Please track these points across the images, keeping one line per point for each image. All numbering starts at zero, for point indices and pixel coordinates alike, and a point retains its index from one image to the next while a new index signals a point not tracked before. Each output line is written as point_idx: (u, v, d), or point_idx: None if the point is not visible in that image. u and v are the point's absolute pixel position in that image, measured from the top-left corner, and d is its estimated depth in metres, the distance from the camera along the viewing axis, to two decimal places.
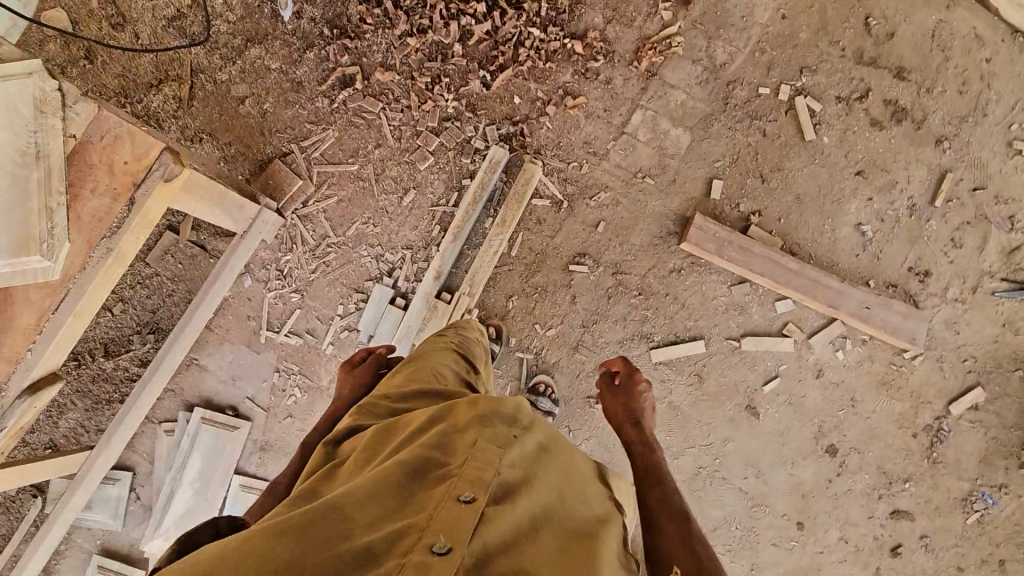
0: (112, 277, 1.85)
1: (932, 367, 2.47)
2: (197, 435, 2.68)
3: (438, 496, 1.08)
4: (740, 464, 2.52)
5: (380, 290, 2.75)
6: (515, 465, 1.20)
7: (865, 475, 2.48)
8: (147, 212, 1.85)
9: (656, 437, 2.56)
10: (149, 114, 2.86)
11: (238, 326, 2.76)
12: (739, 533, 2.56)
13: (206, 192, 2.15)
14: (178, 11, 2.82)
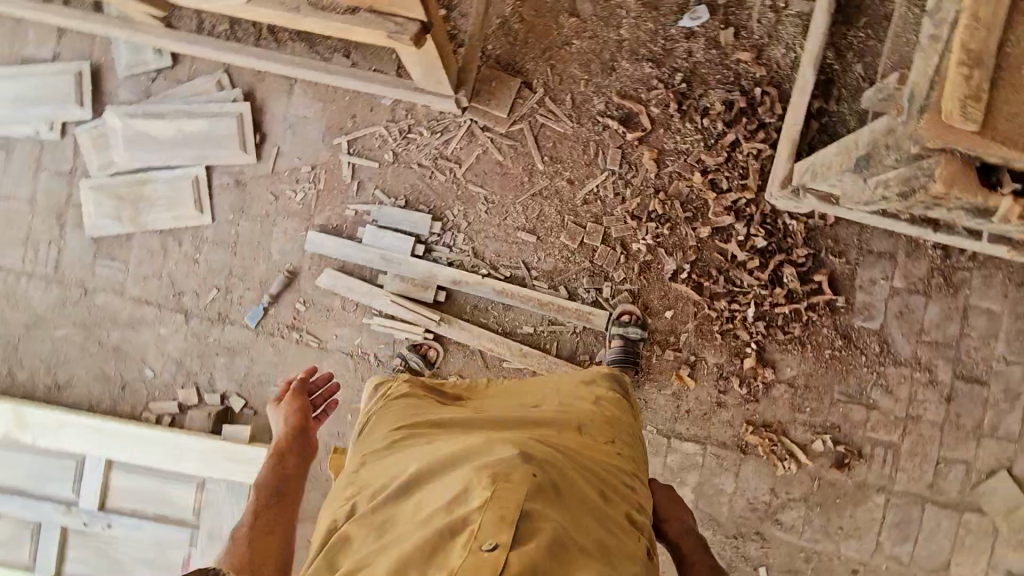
0: (286, 22, 1.70)
1: None
2: (224, 116, 2.62)
3: (462, 547, 0.94)
4: None
5: (424, 218, 2.58)
6: (533, 487, 1.05)
7: None
8: (365, 35, 1.69)
9: None
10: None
11: (340, 111, 2.63)
12: None
13: (426, 50, 1.98)
14: None
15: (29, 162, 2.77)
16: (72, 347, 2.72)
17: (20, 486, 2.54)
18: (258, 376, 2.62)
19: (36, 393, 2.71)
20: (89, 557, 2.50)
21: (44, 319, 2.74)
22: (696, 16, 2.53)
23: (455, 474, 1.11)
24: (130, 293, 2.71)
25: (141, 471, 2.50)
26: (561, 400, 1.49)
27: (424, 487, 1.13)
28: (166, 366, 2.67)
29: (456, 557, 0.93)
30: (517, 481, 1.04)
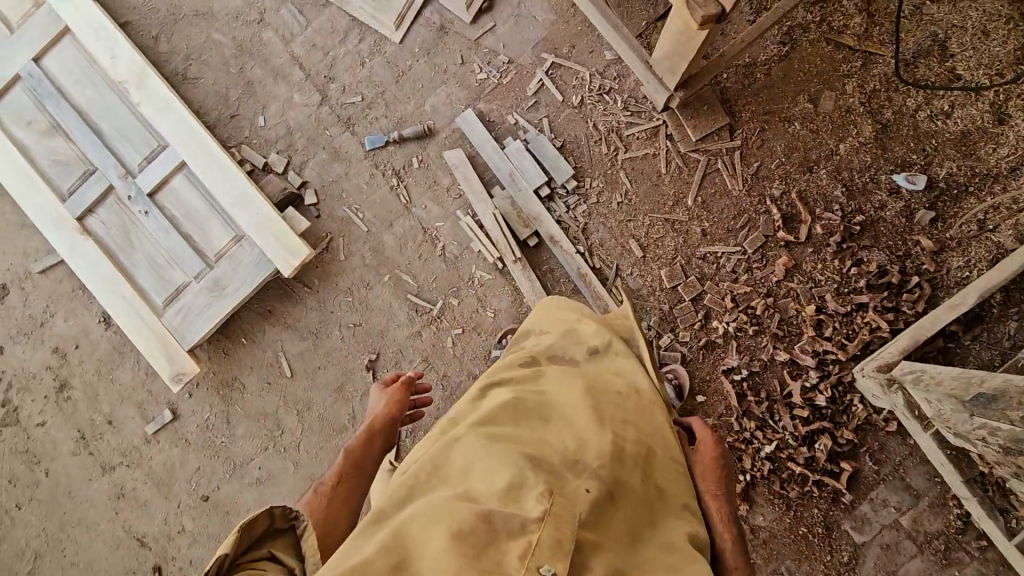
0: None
1: None
2: None
3: (519, 558, 1.05)
4: (266, 471, 2.63)
5: (567, 169, 2.59)
6: (587, 516, 1.19)
7: None
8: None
9: (318, 401, 2.63)
10: (826, 4, 2.57)
11: (568, 34, 2.63)
12: (207, 444, 2.65)
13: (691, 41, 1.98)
14: (929, 59, 2.51)
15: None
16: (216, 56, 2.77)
17: (95, 125, 2.54)
18: (341, 190, 2.66)
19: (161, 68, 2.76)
20: (110, 225, 2.54)
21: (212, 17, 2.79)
22: (908, 180, 2.51)
23: (520, 472, 1.20)
24: (292, 48, 2.74)
25: (201, 192, 2.53)
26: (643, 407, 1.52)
27: (482, 457, 1.24)
28: (275, 125, 2.70)
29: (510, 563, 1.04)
30: (576, 510, 1.16)
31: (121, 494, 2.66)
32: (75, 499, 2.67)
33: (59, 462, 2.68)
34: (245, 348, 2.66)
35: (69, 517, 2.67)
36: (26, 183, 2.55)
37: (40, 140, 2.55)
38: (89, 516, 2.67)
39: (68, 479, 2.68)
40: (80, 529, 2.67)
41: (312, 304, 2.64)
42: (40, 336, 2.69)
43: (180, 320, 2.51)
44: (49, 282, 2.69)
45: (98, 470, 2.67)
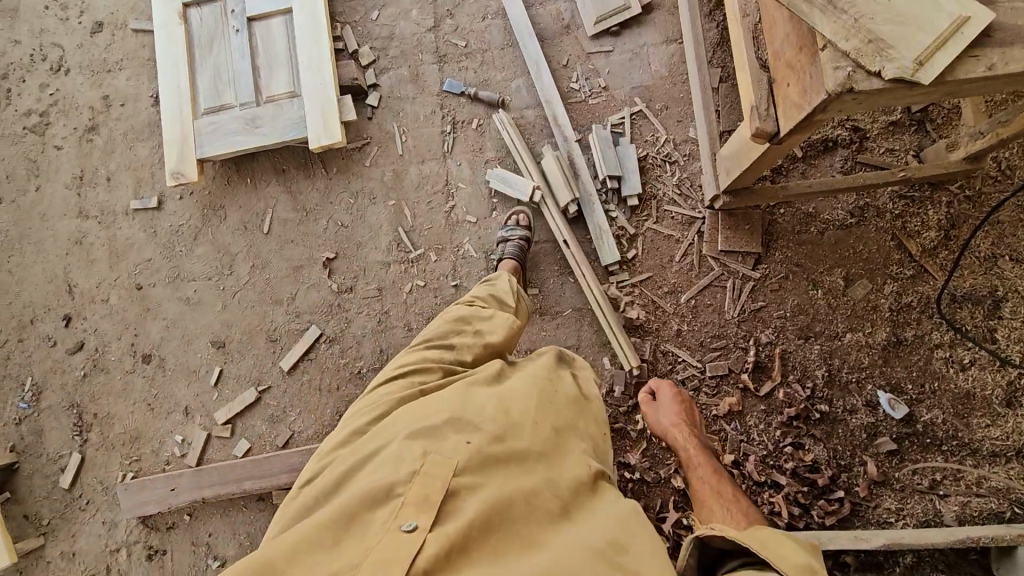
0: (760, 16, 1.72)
1: (98, 487, 2.72)
2: None
3: (385, 523, 1.20)
4: (197, 296, 2.78)
5: (594, 205, 2.59)
6: (461, 472, 1.32)
7: (108, 357, 2.80)
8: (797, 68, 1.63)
9: (273, 267, 2.75)
10: (913, 204, 2.49)
11: (669, 95, 2.65)
12: (167, 247, 2.82)
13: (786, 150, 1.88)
14: (977, 309, 2.39)
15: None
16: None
17: None
18: (400, 109, 2.77)
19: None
20: (204, 23, 2.74)
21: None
22: (890, 401, 2.40)
23: (393, 453, 1.36)
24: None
25: (289, 42, 2.70)
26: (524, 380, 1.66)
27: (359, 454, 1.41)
28: (382, 24, 2.83)
29: (375, 530, 1.20)
30: (444, 469, 1.31)
31: (79, 242, 2.86)
32: (45, 225, 2.89)
33: (52, 188, 2.91)
34: (245, 187, 2.81)
35: (32, 235, 2.90)
36: None
37: None
38: (47, 246, 2.88)
39: (50, 205, 2.90)
40: (34, 250, 2.89)
41: (319, 186, 2.77)
42: (101, 81, 2.93)
43: (207, 129, 2.68)
44: (136, 42, 2.93)
45: (75, 214, 2.88)
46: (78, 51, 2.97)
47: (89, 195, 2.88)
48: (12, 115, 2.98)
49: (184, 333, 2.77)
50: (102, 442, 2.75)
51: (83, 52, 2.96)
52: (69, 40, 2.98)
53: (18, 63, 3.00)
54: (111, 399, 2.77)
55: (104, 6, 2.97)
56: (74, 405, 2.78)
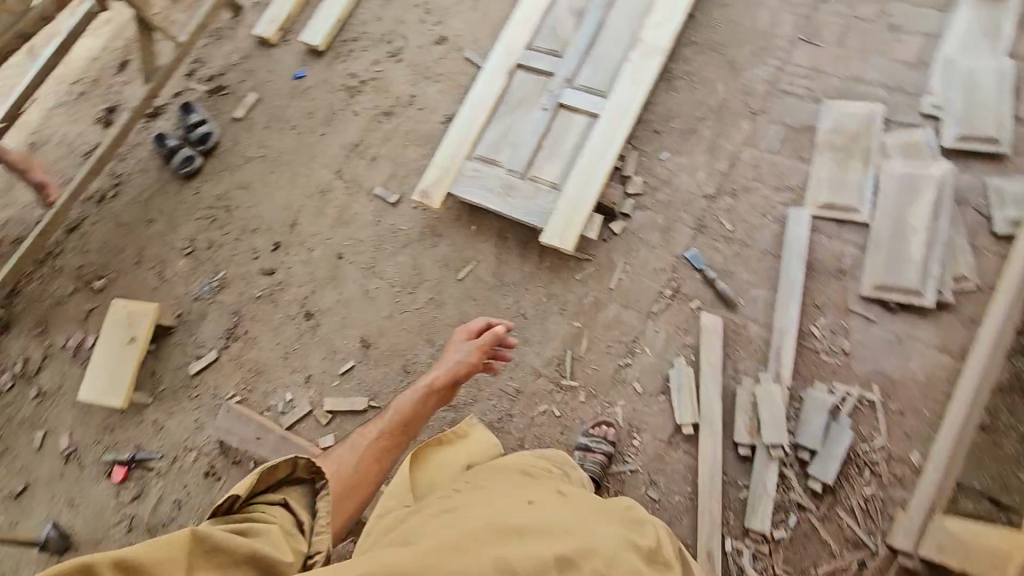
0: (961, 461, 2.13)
1: (210, 389, 3.02)
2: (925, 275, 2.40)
3: None
4: (375, 292, 2.98)
5: (763, 458, 2.35)
6: None
7: (284, 294, 3.12)
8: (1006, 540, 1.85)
9: (445, 311, 2.87)
10: None
11: (909, 402, 2.34)
12: (380, 240, 3.08)
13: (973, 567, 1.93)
14: None
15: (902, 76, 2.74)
16: (704, 90, 2.90)
17: (592, 41, 2.96)
18: (635, 249, 2.74)
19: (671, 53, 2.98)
20: (520, 89, 2.99)
21: (737, 68, 2.91)
22: None
23: (551, 541, 1.31)
24: (744, 147, 2.78)
25: (578, 141, 2.82)
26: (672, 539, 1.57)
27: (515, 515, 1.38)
28: (665, 167, 2.84)
29: None
30: None
31: (324, 195, 3.25)
32: (311, 167, 3.33)
33: (334, 143, 3.35)
34: (467, 232, 2.96)
35: (297, 168, 3.35)
36: (525, 18, 3.10)
37: (561, 10, 3.06)
38: (302, 183, 3.31)
39: (325, 154, 3.34)
40: (291, 180, 3.34)
41: (524, 269, 2.83)
42: (420, 86, 3.33)
43: (470, 172, 2.90)
44: (460, 68, 3.31)
45: (336, 172, 3.28)
46: (418, 54, 3.41)
47: (354, 164, 3.27)
48: (342, 71, 3.48)
49: (346, 315, 2.98)
50: (236, 356, 3.05)
51: (421, 58, 3.39)
52: (414, 39, 3.44)
53: (371, 37, 3.50)
54: (263, 327, 3.08)
55: (457, 30, 3.39)
56: (238, 313, 3.14)
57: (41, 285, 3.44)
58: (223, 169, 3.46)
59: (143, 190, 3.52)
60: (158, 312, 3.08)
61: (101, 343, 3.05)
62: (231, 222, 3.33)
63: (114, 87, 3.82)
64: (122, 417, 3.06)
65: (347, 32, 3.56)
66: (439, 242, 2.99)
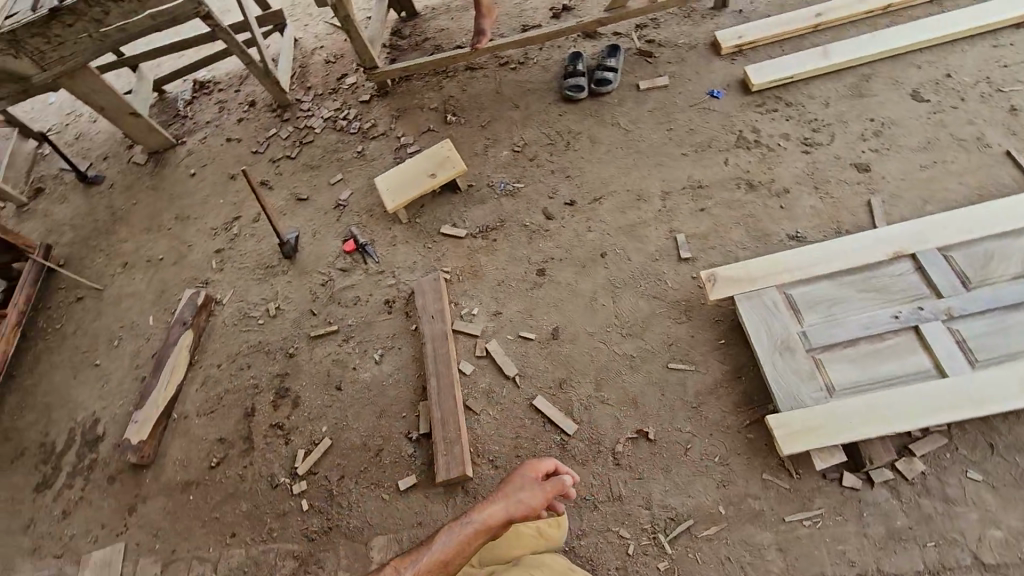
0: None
1: (439, 252, 3.44)
2: None
3: None
4: (598, 306, 3.00)
5: None
6: None
7: (541, 240, 3.31)
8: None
9: (630, 376, 2.78)
10: None
11: None
12: (642, 273, 3.04)
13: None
14: None
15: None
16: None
17: (1016, 306, 2.37)
18: (843, 515, 2.27)
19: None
20: (892, 277, 2.55)
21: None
22: None
23: None
24: None
25: (897, 374, 2.35)
26: None
27: None
28: (960, 485, 2.24)
29: None
30: None
31: (639, 199, 3.27)
32: (650, 170, 3.35)
33: (685, 168, 3.29)
34: (713, 339, 2.76)
35: (641, 161, 3.40)
36: (965, 226, 2.60)
37: (1014, 251, 2.49)
38: (633, 176, 3.37)
39: (670, 169, 3.32)
40: (628, 166, 3.41)
41: (726, 418, 2.57)
42: (801, 189, 3.04)
43: (768, 300, 2.61)
44: (854, 205, 2.92)
45: (664, 191, 3.25)
46: (827, 162, 3.09)
47: (684, 198, 3.20)
48: (750, 121, 3.35)
49: (564, 299, 3.08)
50: (473, 248, 3.39)
51: (827, 167, 3.07)
52: (839, 145, 3.12)
53: (803, 113, 3.28)
54: (506, 248, 3.34)
55: (886, 173, 2.97)
56: (501, 222, 3.43)
57: (423, 87, 4.20)
58: (592, 114, 3.68)
59: (530, 82, 3.96)
60: (460, 173, 3.53)
61: (415, 159, 3.64)
62: (560, 157, 3.58)
63: None
64: (382, 214, 3.68)
65: (787, 93, 3.39)
66: (682, 323, 2.84)
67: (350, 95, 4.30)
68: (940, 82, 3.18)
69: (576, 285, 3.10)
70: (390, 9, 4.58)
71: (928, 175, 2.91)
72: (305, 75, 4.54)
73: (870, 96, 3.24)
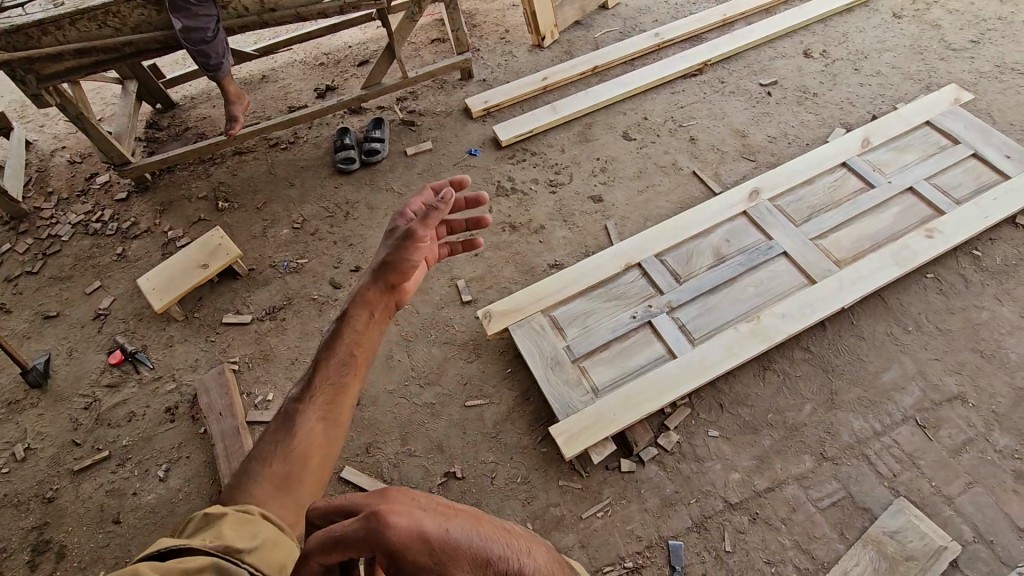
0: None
1: (225, 344, 3.26)
2: None
3: None
4: (394, 363, 3.08)
5: None
6: None
7: (332, 310, 3.33)
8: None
9: (433, 422, 2.87)
10: None
11: None
12: (431, 322, 3.20)
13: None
14: None
15: (1000, 532, 2.30)
16: (789, 399, 2.68)
17: (715, 288, 2.91)
18: (625, 498, 2.54)
19: (780, 345, 2.82)
20: (626, 286, 3.01)
21: (833, 402, 2.65)
22: None
23: None
24: (793, 481, 2.49)
25: (642, 365, 2.74)
26: None
27: None
28: (705, 443, 2.62)
29: None
30: None
31: None
32: None
33: (457, 220, 3.60)
34: (500, 370, 2.98)
35: None
36: (673, 231, 3.16)
37: (707, 246, 3.09)
38: None
39: None
40: None
41: (521, 439, 2.76)
42: (553, 224, 3.51)
43: (536, 324, 2.92)
44: (596, 230, 3.45)
45: (442, 244, 3.51)
46: (569, 198, 3.62)
47: (459, 247, 3.48)
48: (505, 171, 3.80)
49: None
50: (261, 332, 3.28)
51: (570, 202, 3.60)
52: (577, 183, 3.69)
53: (546, 160, 3.82)
54: (297, 326, 3.29)
55: (614, 200, 3.57)
56: (288, 301, 3.39)
57: (188, 177, 4.03)
58: (367, 182, 3.88)
59: (303, 159, 4.06)
60: (237, 258, 3.42)
61: (183, 252, 3.44)
62: (340, 226, 3.67)
63: (346, 73, 4.59)
64: (155, 315, 3.39)
65: (531, 144, 3.93)
66: (472, 361, 3.03)
67: (104, 195, 3.97)
68: (640, 124, 3.96)
69: None
70: (142, 102, 4.37)
71: (643, 198, 3.57)
72: (45, 180, 4.09)
73: (594, 140, 3.90)
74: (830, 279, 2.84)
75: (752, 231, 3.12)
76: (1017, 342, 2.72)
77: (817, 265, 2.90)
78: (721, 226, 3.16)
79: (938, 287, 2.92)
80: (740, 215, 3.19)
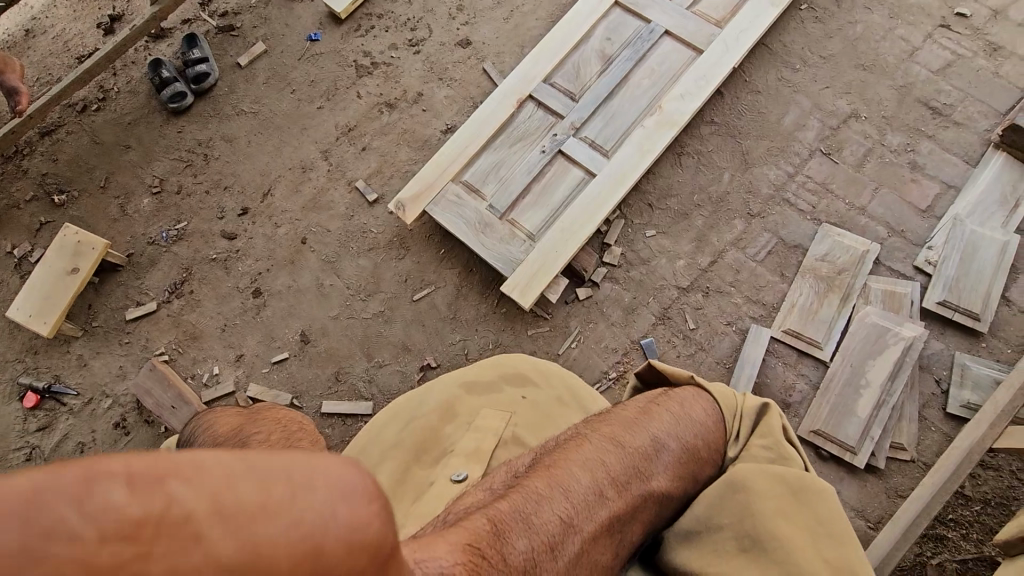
0: (710, 391, 1.71)
1: (142, 341, 2.97)
2: (879, 430, 2.28)
3: (452, 455, 1.68)
4: (328, 289, 2.91)
5: None
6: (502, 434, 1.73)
7: (238, 263, 3.04)
8: (719, 396, 1.70)
9: (389, 328, 2.80)
10: None
11: None
12: (347, 234, 2.99)
13: (778, 519, 1.39)
14: None
15: (907, 220, 2.56)
16: (708, 175, 2.74)
17: (611, 92, 2.79)
18: (591, 320, 2.64)
19: (688, 128, 2.82)
20: (525, 123, 2.85)
21: (748, 162, 2.73)
22: None
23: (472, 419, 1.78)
24: (731, 247, 2.63)
25: (568, 194, 2.69)
26: (551, 410, 1.83)
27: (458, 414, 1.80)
28: (647, 244, 2.69)
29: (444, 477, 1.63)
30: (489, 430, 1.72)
31: (304, 172, 3.14)
32: (298, 139, 3.21)
33: (327, 120, 3.22)
34: (435, 254, 2.88)
35: (284, 135, 3.23)
36: (551, 50, 2.93)
37: (589, 53, 2.90)
38: (285, 153, 3.19)
39: (315, 129, 3.21)
40: (276, 145, 3.22)
41: (480, 309, 2.76)
42: (430, 88, 3.19)
43: (453, 195, 2.77)
44: (477, 78, 3.17)
45: (322, 151, 3.16)
46: (436, 53, 3.26)
47: (343, 148, 3.15)
48: (357, 47, 3.34)
49: (292, 303, 2.92)
50: (175, 314, 2.99)
51: (438, 57, 3.25)
52: (438, 33, 3.30)
53: (396, 18, 3.36)
54: (210, 293, 3.00)
55: (483, 39, 3.24)
56: (187, 272, 3.06)
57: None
58: (211, 114, 3.34)
59: (125, 113, 3.41)
60: (107, 249, 2.99)
61: (40, 265, 2.96)
62: (204, 172, 3.23)
63: None
64: (51, 342, 3.01)
65: (372, 6, 3.42)
66: (404, 257, 2.90)
67: None
68: None
69: (297, 283, 2.94)
70: None
71: (512, 26, 3.25)
72: None
73: None
74: (715, 43, 2.76)
75: (629, 19, 2.93)
76: (891, 43, 2.81)
77: (700, 34, 2.80)
78: (598, 25, 2.94)
79: (813, 15, 2.90)
80: (613, 7, 2.97)
